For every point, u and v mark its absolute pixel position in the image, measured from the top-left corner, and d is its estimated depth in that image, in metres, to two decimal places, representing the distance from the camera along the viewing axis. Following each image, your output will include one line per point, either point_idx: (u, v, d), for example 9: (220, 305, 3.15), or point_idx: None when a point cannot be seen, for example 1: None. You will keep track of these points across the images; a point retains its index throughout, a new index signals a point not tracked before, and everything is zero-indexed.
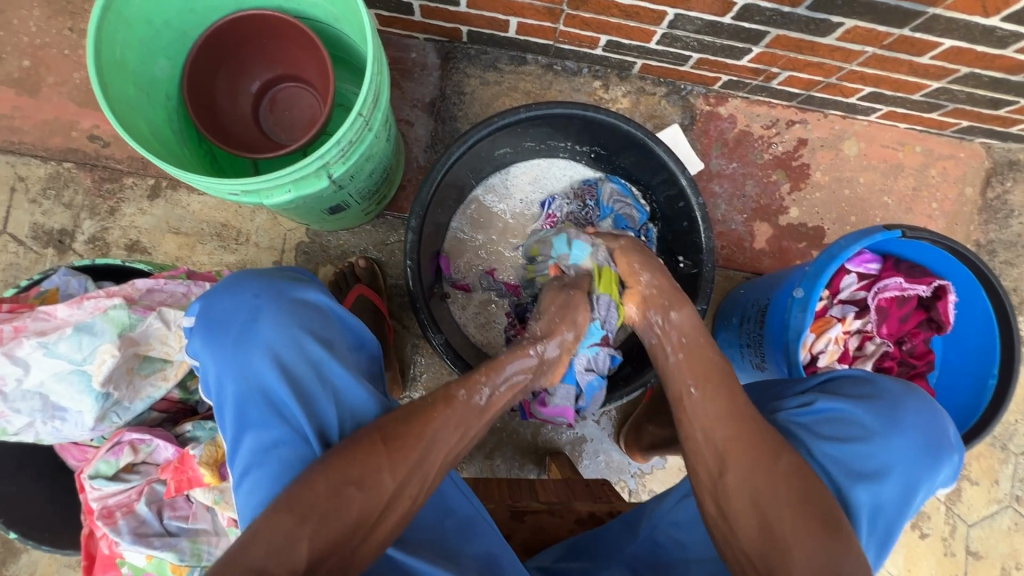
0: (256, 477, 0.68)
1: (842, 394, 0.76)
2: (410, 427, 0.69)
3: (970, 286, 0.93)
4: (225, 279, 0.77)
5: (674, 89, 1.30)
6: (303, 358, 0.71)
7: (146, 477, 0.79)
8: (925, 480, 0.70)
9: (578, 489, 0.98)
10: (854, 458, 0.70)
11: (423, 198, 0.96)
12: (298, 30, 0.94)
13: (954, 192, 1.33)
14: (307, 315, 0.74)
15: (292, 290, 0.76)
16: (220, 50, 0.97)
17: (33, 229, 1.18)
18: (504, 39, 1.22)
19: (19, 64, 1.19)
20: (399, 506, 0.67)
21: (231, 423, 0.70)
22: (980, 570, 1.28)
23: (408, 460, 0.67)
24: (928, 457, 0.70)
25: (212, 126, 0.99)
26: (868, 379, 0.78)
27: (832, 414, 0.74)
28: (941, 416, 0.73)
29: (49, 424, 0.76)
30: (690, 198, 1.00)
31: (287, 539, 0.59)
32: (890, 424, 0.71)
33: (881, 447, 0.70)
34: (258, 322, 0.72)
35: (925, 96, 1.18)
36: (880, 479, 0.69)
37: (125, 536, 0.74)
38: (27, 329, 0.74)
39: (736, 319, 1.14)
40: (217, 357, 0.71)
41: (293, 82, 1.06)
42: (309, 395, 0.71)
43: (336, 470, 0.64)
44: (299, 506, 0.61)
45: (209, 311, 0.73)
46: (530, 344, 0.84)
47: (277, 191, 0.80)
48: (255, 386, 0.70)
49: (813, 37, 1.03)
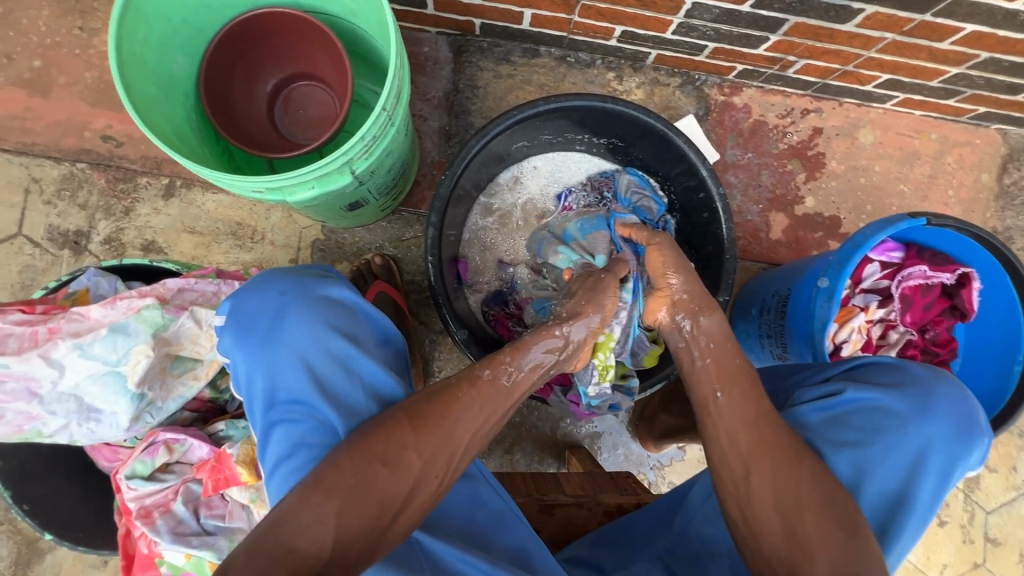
0: (286, 471, 0.68)
1: (872, 381, 0.76)
2: (431, 407, 0.69)
3: (994, 274, 0.92)
4: (254, 278, 0.77)
5: (688, 79, 1.29)
6: (329, 352, 0.71)
7: (181, 477, 0.80)
8: (958, 464, 0.70)
9: (602, 481, 0.99)
10: (893, 452, 0.70)
11: (443, 193, 0.96)
12: (314, 26, 0.93)
13: (970, 179, 1.32)
14: (332, 311, 0.73)
15: (318, 286, 0.76)
16: (235, 47, 0.96)
17: (48, 230, 1.17)
18: (517, 32, 1.21)
19: (30, 65, 1.19)
20: (426, 490, 0.66)
21: (262, 418, 0.70)
22: (999, 556, 1.28)
23: (429, 430, 0.67)
24: (960, 441, 0.70)
25: (229, 124, 0.98)
26: (898, 365, 0.77)
27: (863, 403, 0.73)
28: (972, 399, 0.73)
29: (84, 426, 0.76)
30: (710, 188, 0.99)
31: (314, 520, 0.60)
32: (922, 409, 0.71)
33: (916, 432, 0.70)
34: (284, 319, 0.72)
35: (944, 82, 1.16)
36: (920, 468, 0.69)
37: (164, 535, 0.75)
38: (61, 330, 0.74)
39: (755, 310, 1.13)
40: (247, 353, 0.71)
41: (307, 80, 1.05)
42: (336, 390, 0.70)
43: (360, 452, 0.65)
44: (324, 486, 0.62)
45: (238, 308, 0.74)
46: (555, 325, 0.78)
47: (301, 188, 0.80)
48: (282, 383, 0.70)
49: (832, 24, 1.02)
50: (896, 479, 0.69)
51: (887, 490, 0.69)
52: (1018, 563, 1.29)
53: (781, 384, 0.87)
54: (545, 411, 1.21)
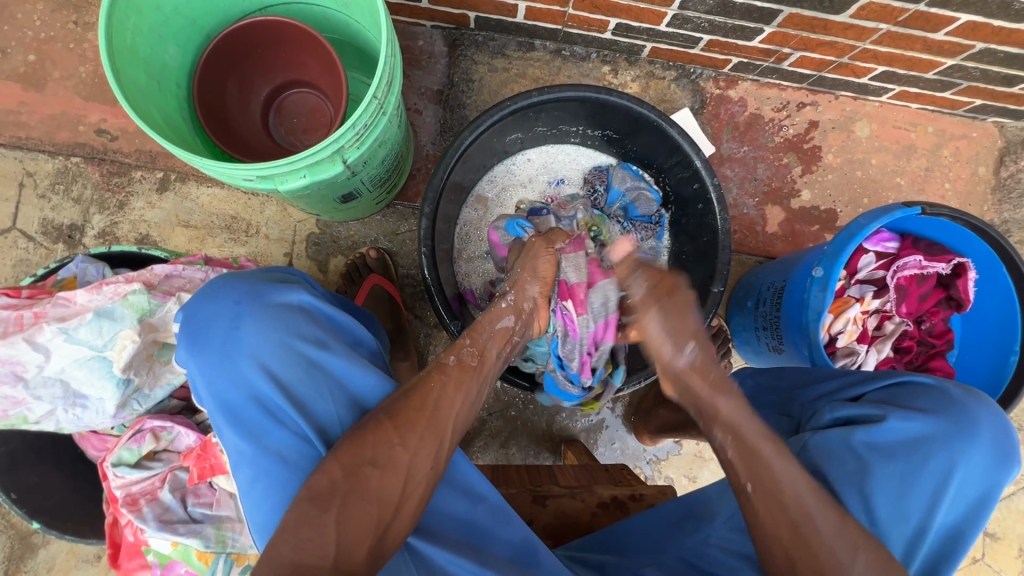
0: (264, 483, 0.67)
1: (910, 406, 0.74)
2: (409, 402, 0.70)
3: (989, 262, 0.92)
4: (206, 286, 0.75)
5: (684, 72, 1.29)
6: (287, 361, 0.69)
7: (168, 465, 0.80)
8: (998, 486, 0.69)
9: (596, 473, 1.00)
10: (935, 477, 0.68)
11: (436, 185, 0.96)
12: (302, 31, 0.94)
13: (967, 172, 1.32)
14: (289, 317, 0.72)
15: (273, 293, 0.73)
16: (227, 57, 0.97)
17: (42, 224, 1.17)
18: (511, 25, 1.20)
19: (24, 59, 1.19)
20: (420, 484, 0.67)
21: (230, 431, 0.69)
22: (998, 551, 1.27)
23: (416, 431, 0.68)
24: (1001, 465, 0.69)
25: (223, 131, 0.99)
26: (938, 389, 0.75)
27: (907, 432, 0.71)
28: (1008, 423, 0.72)
29: (70, 412, 0.76)
30: (704, 179, 0.99)
31: (315, 534, 0.60)
32: (966, 436, 0.69)
33: (963, 461, 0.68)
34: (240, 329, 0.70)
35: (939, 74, 1.16)
36: (959, 495, 0.68)
37: (150, 522, 0.74)
38: (47, 315, 0.74)
39: (751, 303, 1.13)
40: (203, 366, 0.69)
41: (299, 87, 1.06)
42: (303, 398, 0.69)
43: (348, 455, 0.64)
44: (319, 496, 0.62)
45: (192, 321, 0.71)
46: (500, 299, 0.89)
47: (292, 176, 0.79)
48: (244, 394, 0.69)
49: (826, 15, 1.02)
50: (927, 505, 0.68)
51: (921, 515, 0.68)
52: (1017, 558, 1.27)
53: (803, 394, 0.86)
54: (541, 405, 1.21)
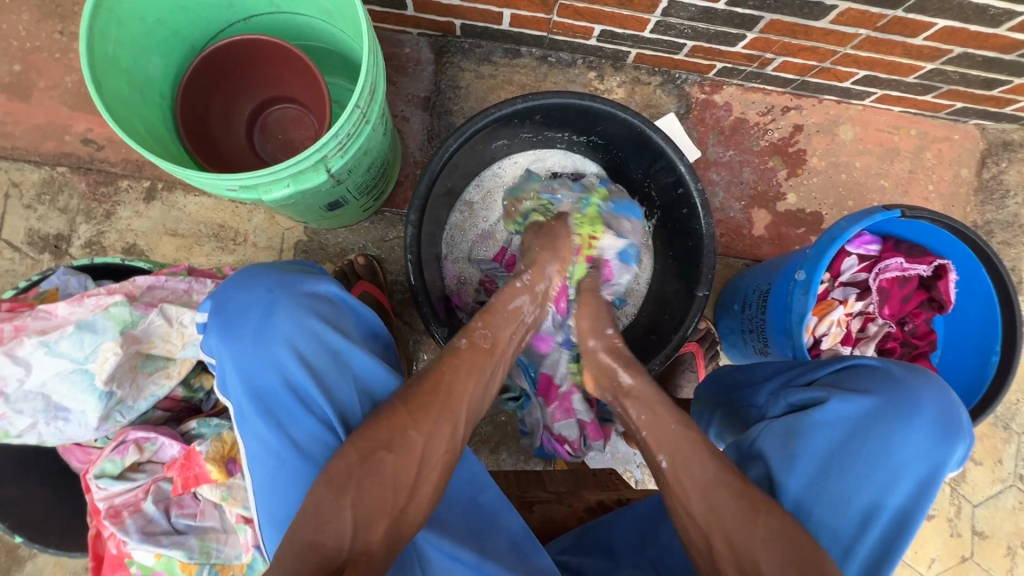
0: (287, 470, 0.68)
1: (849, 388, 0.75)
2: (427, 391, 0.74)
3: (969, 263, 0.93)
4: (236, 274, 0.74)
5: (669, 78, 1.30)
6: (321, 347, 0.70)
7: (152, 476, 0.79)
8: (942, 467, 0.70)
9: (585, 479, 1.00)
10: (875, 460, 0.70)
11: (421, 192, 0.96)
12: (286, 49, 0.95)
13: (950, 174, 1.33)
14: (320, 306, 0.73)
15: (304, 282, 0.74)
16: (214, 72, 0.98)
17: (28, 234, 1.17)
18: (497, 32, 1.21)
19: (9, 69, 1.18)
20: (433, 466, 0.70)
21: (255, 417, 0.68)
22: (986, 549, 1.28)
23: (430, 416, 0.71)
24: (943, 445, 0.70)
25: (206, 146, 0.99)
26: (881, 370, 0.76)
27: (845, 414, 0.73)
28: (953, 398, 0.73)
29: (52, 425, 0.76)
30: (688, 184, 1.00)
31: (331, 515, 0.62)
32: (905, 416, 0.71)
33: (898, 442, 0.70)
34: (274, 316, 0.70)
35: (919, 78, 1.17)
36: (897, 477, 0.70)
37: (133, 535, 0.74)
38: (28, 327, 0.74)
39: (737, 305, 1.14)
40: (234, 352, 0.68)
41: (284, 103, 1.07)
42: (331, 386, 0.70)
43: (365, 439, 0.67)
44: (337, 480, 0.64)
45: (222, 306, 0.71)
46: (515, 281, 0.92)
47: (276, 185, 0.79)
48: (274, 381, 0.68)
49: (806, 21, 1.03)
50: (859, 488, 0.70)
51: (861, 500, 0.70)
52: (1005, 556, 1.28)
53: (760, 388, 0.88)
54: None
